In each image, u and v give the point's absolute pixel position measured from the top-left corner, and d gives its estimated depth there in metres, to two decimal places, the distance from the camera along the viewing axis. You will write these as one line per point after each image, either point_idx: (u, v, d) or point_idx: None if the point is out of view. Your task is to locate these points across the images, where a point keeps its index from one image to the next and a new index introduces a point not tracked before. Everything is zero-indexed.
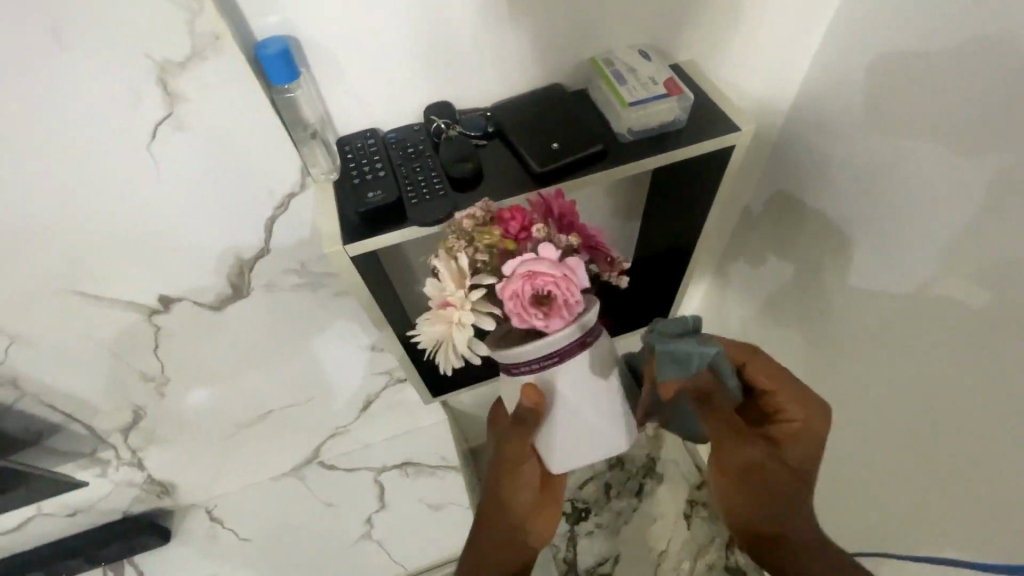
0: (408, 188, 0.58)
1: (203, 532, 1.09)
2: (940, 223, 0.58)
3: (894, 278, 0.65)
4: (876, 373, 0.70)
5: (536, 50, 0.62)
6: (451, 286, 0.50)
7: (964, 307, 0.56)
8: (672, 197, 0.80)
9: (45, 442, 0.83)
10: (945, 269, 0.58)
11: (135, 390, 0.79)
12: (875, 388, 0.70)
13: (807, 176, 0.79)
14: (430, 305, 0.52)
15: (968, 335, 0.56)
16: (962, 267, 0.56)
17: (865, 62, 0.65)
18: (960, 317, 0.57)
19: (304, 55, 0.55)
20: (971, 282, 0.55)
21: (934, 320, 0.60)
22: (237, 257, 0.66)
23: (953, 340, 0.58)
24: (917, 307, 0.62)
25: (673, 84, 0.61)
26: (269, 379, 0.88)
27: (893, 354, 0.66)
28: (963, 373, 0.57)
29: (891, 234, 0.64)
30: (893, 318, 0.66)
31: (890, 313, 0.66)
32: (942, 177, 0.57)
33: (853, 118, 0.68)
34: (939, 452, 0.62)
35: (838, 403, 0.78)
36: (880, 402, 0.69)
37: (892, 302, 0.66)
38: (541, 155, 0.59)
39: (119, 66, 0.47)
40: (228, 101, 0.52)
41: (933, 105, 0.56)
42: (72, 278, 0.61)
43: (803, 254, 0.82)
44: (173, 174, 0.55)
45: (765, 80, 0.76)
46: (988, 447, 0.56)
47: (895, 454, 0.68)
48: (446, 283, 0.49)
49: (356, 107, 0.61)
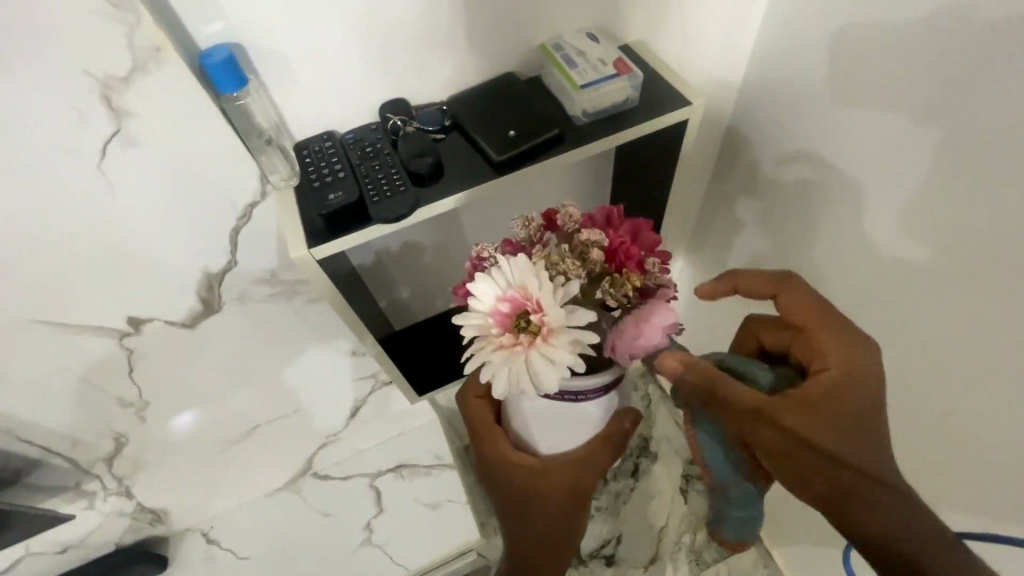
0: (369, 186, 0.58)
1: (200, 555, 1.08)
2: (894, 182, 0.59)
3: (856, 239, 0.66)
4: None
5: (485, 41, 0.63)
6: (534, 294, 0.46)
7: (926, 260, 0.58)
8: (637, 177, 0.82)
9: (26, 479, 0.81)
10: (906, 228, 0.59)
11: (114, 417, 0.78)
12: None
13: (763, 147, 0.81)
14: (496, 310, 0.47)
15: (929, 285, 0.58)
16: (919, 224, 0.57)
17: (808, 29, 0.67)
18: (916, 268, 0.59)
19: (249, 60, 0.54)
20: (924, 234, 0.57)
21: (903, 278, 0.61)
22: (205, 272, 0.66)
23: (921, 295, 0.59)
24: (882, 266, 0.63)
25: (622, 64, 0.62)
26: (253, 394, 0.88)
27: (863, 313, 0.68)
28: (931, 325, 0.59)
29: (846, 195, 0.67)
30: (860, 280, 0.67)
31: (858, 275, 0.67)
32: (890, 135, 0.59)
33: (803, 84, 0.69)
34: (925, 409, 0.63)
35: None
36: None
37: (857, 263, 0.67)
38: (499, 144, 0.60)
39: (62, 87, 0.46)
40: (177, 114, 0.51)
41: (876, 66, 0.58)
42: (33, 307, 0.60)
43: (767, 225, 0.84)
44: (128, 191, 0.55)
45: (715, 55, 0.78)
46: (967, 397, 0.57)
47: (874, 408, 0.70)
48: (539, 290, 0.46)
49: (310, 111, 0.60)
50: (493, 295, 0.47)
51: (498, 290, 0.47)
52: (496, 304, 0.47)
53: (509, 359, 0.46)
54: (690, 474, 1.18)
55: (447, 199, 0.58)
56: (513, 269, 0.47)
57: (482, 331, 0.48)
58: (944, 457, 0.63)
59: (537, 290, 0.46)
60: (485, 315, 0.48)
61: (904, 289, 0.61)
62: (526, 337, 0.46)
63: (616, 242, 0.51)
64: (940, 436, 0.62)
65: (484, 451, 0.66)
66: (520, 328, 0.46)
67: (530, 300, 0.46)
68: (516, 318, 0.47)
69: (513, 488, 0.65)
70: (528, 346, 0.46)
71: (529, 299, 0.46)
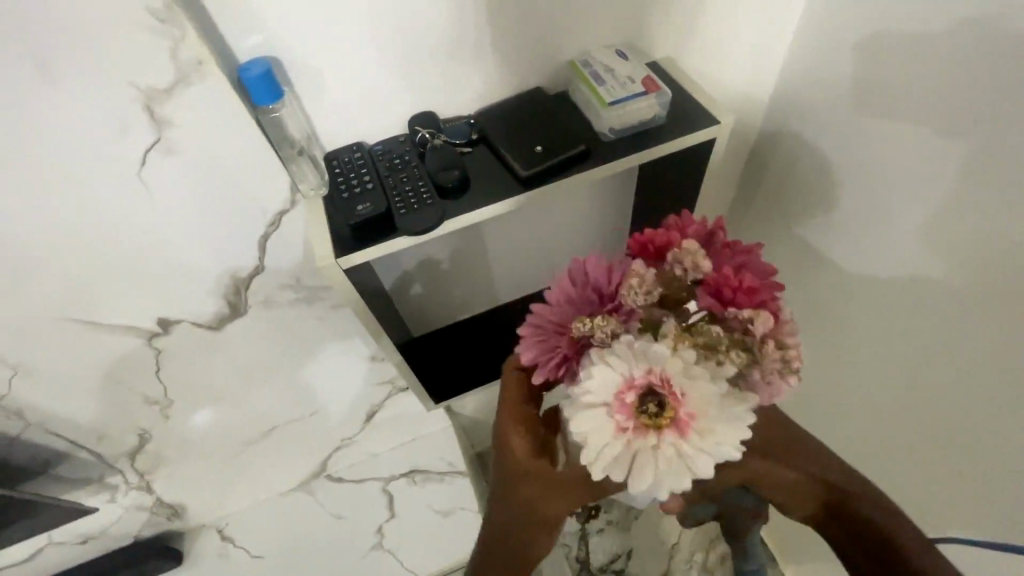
0: (396, 198, 0.59)
1: (215, 551, 1.10)
2: (919, 205, 0.58)
3: (880, 263, 0.65)
4: (869, 361, 0.70)
5: (515, 56, 0.63)
6: (661, 370, 0.38)
7: (954, 289, 0.55)
8: (660, 191, 0.81)
9: (52, 470, 0.83)
10: (929, 255, 0.58)
11: (139, 413, 0.80)
12: (868, 368, 0.70)
13: (787, 165, 0.80)
14: (623, 407, 0.38)
15: (950, 312, 0.56)
16: (943, 252, 0.56)
17: (836, 49, 0.66)
18: (939, 293, 0.57)
19: (285, 72, 0.55)
20: (949, 261, 0.55)
21: (926, 305, 0.59)
22: (233, 276, 0.67)
23: (944, 324, 0.58)
24: (904, 292, 0.62)
25: (650, 81, 0.62)
26: (272, 395, 0.89)
27: (885, 337, 0.66)
28: (952, 353, 0.57)
29: (870, 216, 0.65)
30: (882, 304, 0.66)
31: (880, 299, 0.66)
32: (918, 160, 0.57)
33: (830, 104, 0.69)
34: (947, 440, 0.61)
35: (834, 389, 0.77)
36: (873, 381, 0.70)
37: (879, 285, 0.66)
38: (524, 158, 0.61)
39: (107, 97, 0.48)
40: (214, 123, 0.52)
41: (904, 88, 0.57)
42: (69, 306, 0.62)
43: (789, 244, 0.82)
44: (164, 197, 0.56)
45: (743, 73, 0.77)
46: (991, 432, 0.55)
47: (895, 435, 0.68)
48: (674, 366, 0.37)
49: (342, 123, 0.62)
50: (616, 385, 0.38)
51: (618, 375, 0.38)
52: (621, 396, 0.38)
53: (639, 460, 0.38)
54: None
55: (472, 212, 0.59)
56: (639, 358, 0.38)
57: (605, 433, 0.38)
58: (960, 490, 0.60)
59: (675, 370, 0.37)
60: (605, 407, 0.38)
61: (927, 317, 0.59)
62: (659, 428, 0.37)
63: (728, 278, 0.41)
64: (961, 472, 0.60)
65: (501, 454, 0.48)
66: (654, 420, 0.37)
67: (663, 381, 0.38)
68: (641, 407, 0.38)
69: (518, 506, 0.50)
70: (665, 438, 0.37)
71: (653, 379, 0.38)
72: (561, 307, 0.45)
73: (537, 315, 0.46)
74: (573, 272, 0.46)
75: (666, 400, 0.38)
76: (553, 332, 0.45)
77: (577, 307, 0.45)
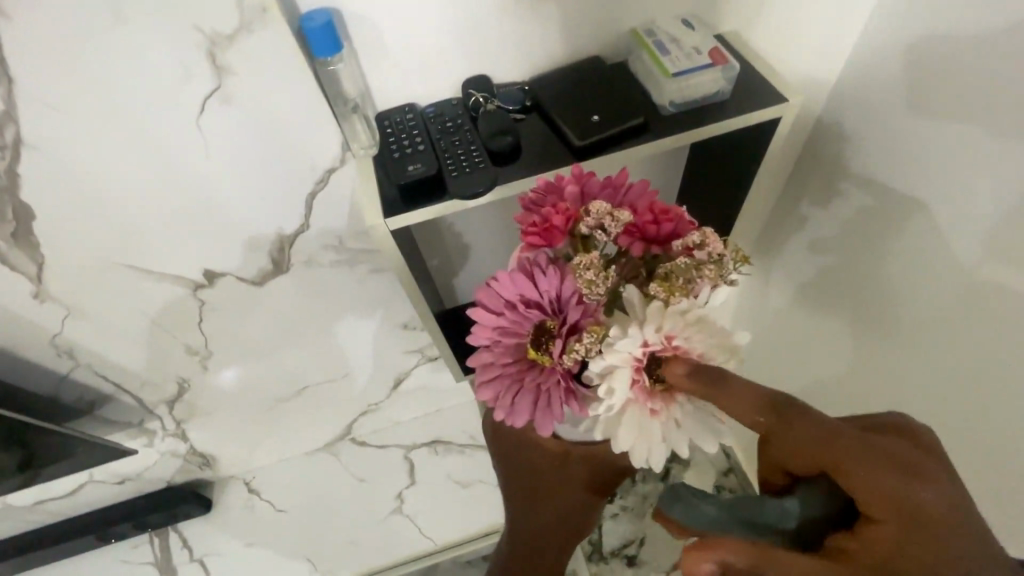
0: (448, 161, 0.58)
1: (241, 503, 1.13)
2: (989, 199, 0.55)
3: (935, 258, 0.61)
4: (909, 364, 0.66)
5: (575, 22, 0.61)
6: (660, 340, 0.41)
7: (1017, 288, 0.52)
8: (711, 173, 0.79)
9: (96, 412, 0.86)
10: (994, 251, 0.54)
11: (181, 363, 0.82)
12: (905, 374, 0.67)
13: (845, 152, 0.76)
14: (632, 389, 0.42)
15: (1007, 318, 0.53)
16: (1010, 246, 0.53)
17: (915, 29, 0.62)
18: (1001, 293, 0.54)
19: (346, 27, 0.55)
20: (1015, 259, 0.52)
21: (984, 305, 0.56)
22: (278, 233, 0.67)
23: (1000, 325, 0.54)
24: (959, 288, 0.59)
25: (718, 53, 0.60)
26: (306, 354, 0.90)
27: (931, 339, 0.63)
28: (1001, 358, 0.54)
29: (930, 211, 0.62)
30: (934, 304, 0.62)
31: (931, 298, 0.62)
32: (993, 149, 0.54)
33: (901, 88, 0.65)
34: (992, 450, 0.57)
35: (868, 392, 0.74)
36: (908, 387, 0.67)
37: (931, 284, 0.62)
38: (580, 128, 0.59)
39: (173, 40, 0.48)
40: (272, 73, 0.52)
41: (986, 73, 0.54)
42: (122, 251, 0.63)
43: (828, 242, 0.80)
44: (218, 147, 0.56)
45: (810, 53, 0.74)
46: None
47: None
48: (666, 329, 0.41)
49: (396, 83, 0.61)
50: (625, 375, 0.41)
51: (627, 368, 0.42)
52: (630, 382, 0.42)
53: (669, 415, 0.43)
54: (722, 486, 1.08)
55: (523, 179, 0.58)
56: (632, 333, 0.41)
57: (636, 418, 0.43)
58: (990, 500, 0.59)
59: (677, 329, 0.41)
60: (629, 403, 0.42)
61: (984, 316, 0.56)
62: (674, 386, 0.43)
63: (639, 218, 0.44)
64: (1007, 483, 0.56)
65: (501, 426, 0.59)
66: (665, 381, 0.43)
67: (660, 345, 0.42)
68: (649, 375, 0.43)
69: (517, 462, 0.61)
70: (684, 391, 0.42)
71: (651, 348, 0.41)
72: (504, 342, 0.46)
73: (487, 366, 0.46)
74: (488, 301, 0.46)
75: (677, 357, 0.42)
76: (520, 368, 0.46)
77: (520, 330, 0.46)
